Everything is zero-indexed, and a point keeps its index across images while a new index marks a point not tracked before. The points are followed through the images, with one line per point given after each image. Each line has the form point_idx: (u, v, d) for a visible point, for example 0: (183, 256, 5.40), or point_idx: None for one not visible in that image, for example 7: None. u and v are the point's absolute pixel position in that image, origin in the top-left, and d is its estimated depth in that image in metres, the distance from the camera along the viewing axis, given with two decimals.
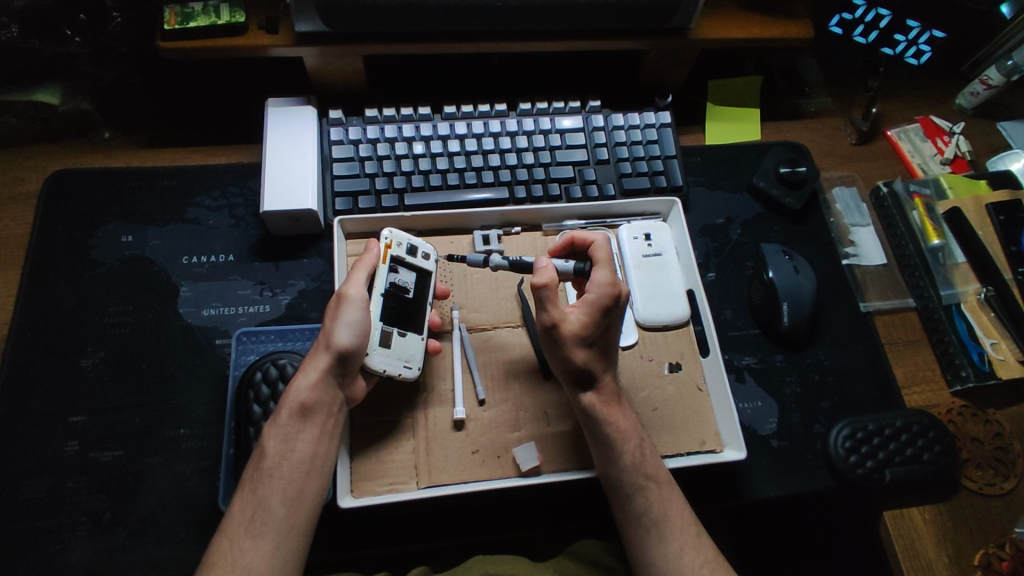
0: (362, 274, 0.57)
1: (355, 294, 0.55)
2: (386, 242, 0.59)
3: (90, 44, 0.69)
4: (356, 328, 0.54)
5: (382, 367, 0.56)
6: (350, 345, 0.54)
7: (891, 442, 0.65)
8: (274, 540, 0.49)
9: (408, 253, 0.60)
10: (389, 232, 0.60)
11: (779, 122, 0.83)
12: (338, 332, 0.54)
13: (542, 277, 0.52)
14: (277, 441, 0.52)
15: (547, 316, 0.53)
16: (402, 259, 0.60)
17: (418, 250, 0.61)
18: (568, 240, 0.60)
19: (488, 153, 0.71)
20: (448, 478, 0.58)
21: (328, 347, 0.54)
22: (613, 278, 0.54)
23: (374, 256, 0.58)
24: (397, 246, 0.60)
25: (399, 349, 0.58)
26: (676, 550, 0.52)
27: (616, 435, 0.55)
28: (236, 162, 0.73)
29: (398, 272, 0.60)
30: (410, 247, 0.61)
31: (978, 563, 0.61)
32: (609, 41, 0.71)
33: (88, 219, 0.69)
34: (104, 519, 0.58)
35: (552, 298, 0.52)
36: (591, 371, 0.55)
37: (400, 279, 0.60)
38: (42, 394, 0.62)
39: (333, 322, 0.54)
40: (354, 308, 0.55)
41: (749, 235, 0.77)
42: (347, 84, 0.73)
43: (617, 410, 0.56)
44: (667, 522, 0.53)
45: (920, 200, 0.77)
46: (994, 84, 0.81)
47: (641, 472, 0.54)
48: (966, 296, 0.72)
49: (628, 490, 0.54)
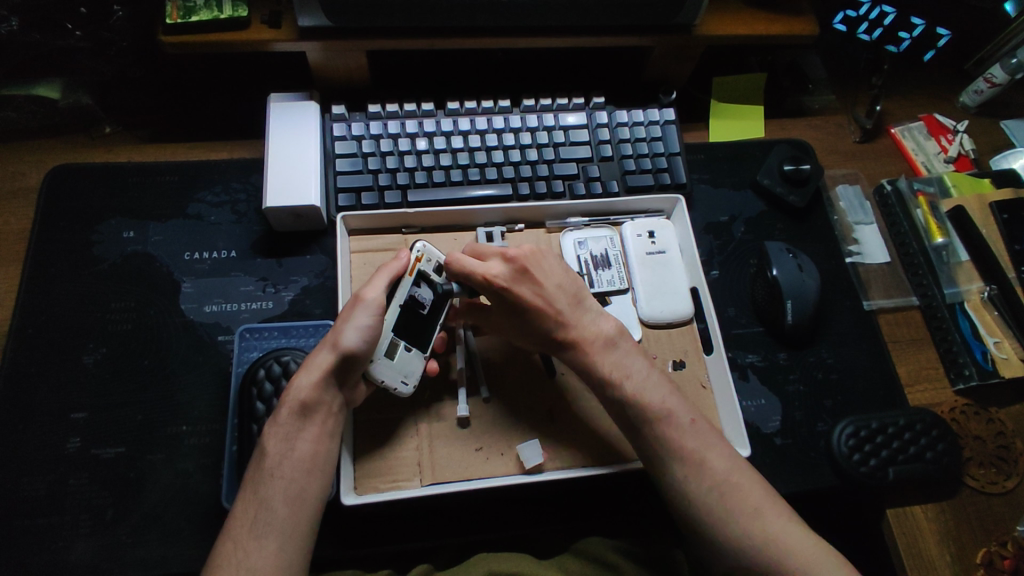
0: (384, 278, 0.56)
1: (372, 298, 0.55)
2: (417, 254, 0.58)
3: (91, 38, 0.69)
4: (365, 332, 0.54)
5: (381, 377, 0.56)
6: (357, 348, 0.54)
7: (894, 441, 0.65)
8: (279, 539, 0.49)
9: (434, 270, 0.59)
10: (422, 244, 0.59)
11: (783, 120, 0.83)
12: (346, 334, 0.54)
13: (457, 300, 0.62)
14: (277, 441, 0.52)
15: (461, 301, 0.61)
16: (427, 275, 0.59)
17: (445, 267, 0.60)
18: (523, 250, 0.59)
19: (491, 149, 0.71)
20: (451, 476, 0.58)
21: (333, 347, 0.54)
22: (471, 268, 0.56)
23: (402, 264, 0.57)
24: (426, 260, 0.59)
25: (401, 363, 0.57)
26: (681, 478, 0.53)
27: (605, 378, 0.57)
28: (238, 157, 0.73)
29: (419, 286, 0.59)
30: (438, 264, 0.60)
31: (981, 562, 0.61)
32: (614, 37, 0.70)
33: (90, 214, 0.69)
34: (105, 517, 0.58)
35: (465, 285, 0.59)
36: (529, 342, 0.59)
37: (420, 294, 0.59)
38: (43, 390, 0.62)
39: (343, 323, 0.54)
40: (366, 312, 0.54)
41: (752, 232, 0.76)
42: (350, 79, 0.73)
43: (606, 354, 0.58)
44: (668, 453, 0.54)
45: (924, 199, 0.77)
46: (998, 82, 0.81)
47: (639, 404, 0.56)
48: (969, 295, 0.72)
49: (631, 422, 0.56)
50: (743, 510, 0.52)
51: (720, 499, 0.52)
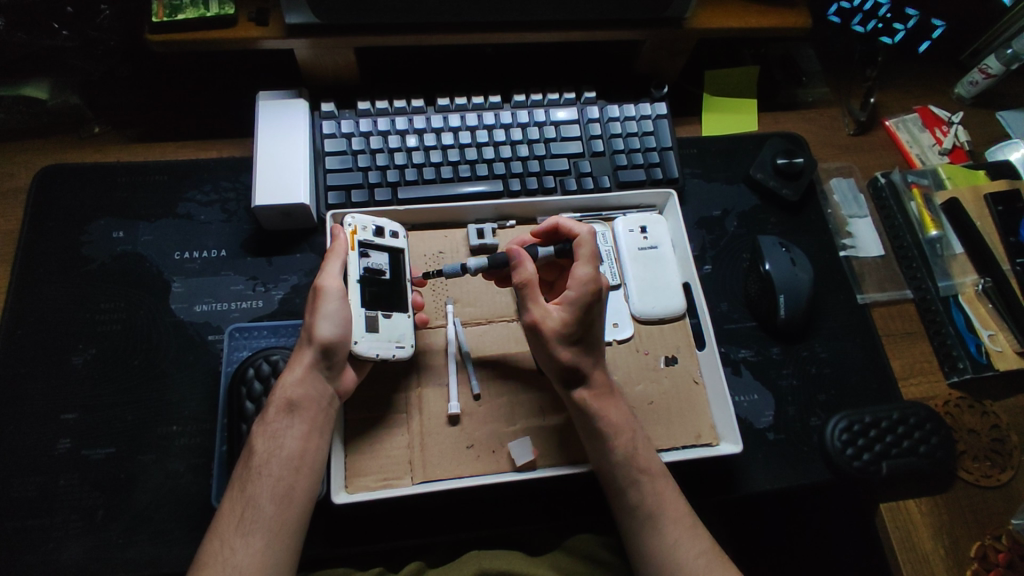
0: (336, 264, 0.57)
1: (331, 285, 0.55)
2: (350, 228, 0.59)
3: (79, 37, 0.69)
4: (337, 319, 0.55)
5: (373, 352, 0.56)
6: (333, 336, 0.55)
7: (888, 435, 0.65)
8: (265, 537, 0.49)
9: (375, 236, 0.61)
10: (351, 218, 0.60)
11: (776, 113, 0.82)
12: (319, 326, 0.54)
13: (522, 274, 0.55)
14: (265, 439, 0.53)
15: (529, 315, 0.55)
16: (371, 243, 0.60)
17: (385, 230, 0.62)
18: (554, 225, 0.61)
19: (482, 145, 0.70)
20: (442, 474, 0.58)
21: (310, 341, 0.55)
22: (595, 273, 0.55)
23: (344, 244, 0.58)
24: (362, 231, 0.60)
25: (388, 331, 0.58)
26: (672, 541, 0.52)
27: (610, 429, 0.55)
28: (228, 156, 0.73)
29: (370, 256, 0.60)
30: (376, 229, 0.61)
31: (974, 556, 0.61)
32: (605, 31, 0.70)
33: (79, 214, 0.69)
34: (96, 518, 0.58)
35: (532, 295, 0.55)
36: (578, 367, 0.55)
37: (374, 263, 0.60)
38: (33, 391, 0.61)
39: (313, 316, 0.55)
40: (332, 301, 0.55)
41: (746, 226, 0.76)
42: (339, 76, 0.73)
43: (611, 402, 0.56)
44: (662, 515, 0.53)
45: (918, 191, 0.77)
46: (994, 73, 0.80)
47: (635, 466, 0.54)
48: (963, 287, 0.72)
49: (622, 483, 0.54)
50: (693, 550, 0.52)
51: (675, 543, 0.52)
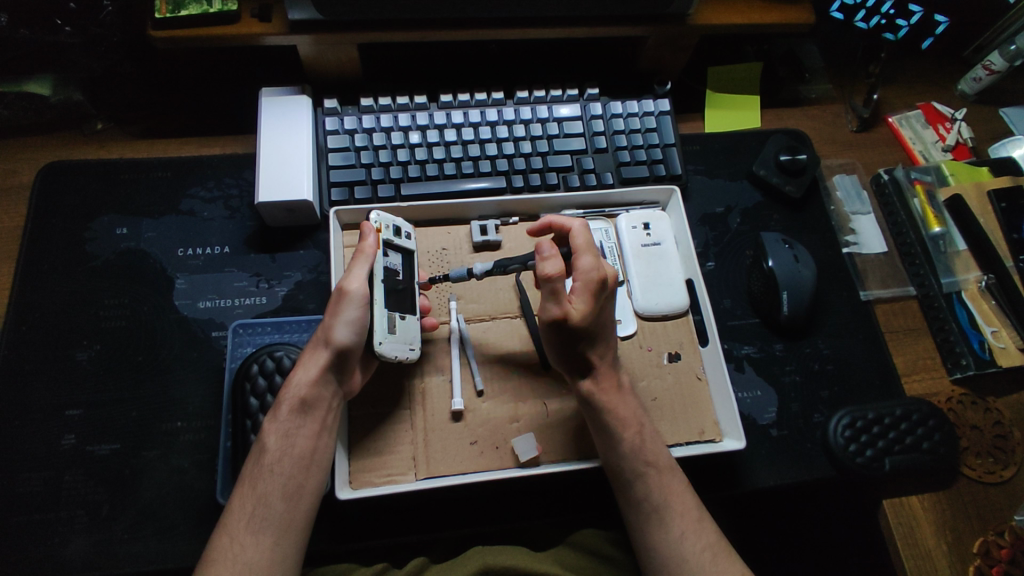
0: (362, 267, 0.56)
1: (357, 289, 0.54)
2: (377, 225, 0.59)
3: (81, 34, 0.68)
4: (355, 326, 0.54)
5: (393, 354, 0.56)
6: (350, 342, 0.54)
7: (890, 431, 0.65)
8: (273, 534, 0.49)
9: (395, 236, 0.60)
10: (377, 215, 0.59)
11: (779, 110, 0.82)
12: (337, 330, 0.54)
13: (549, 269, 0.52)
14: (277, 436, 0.53)
15: (556, 310, 0.53)
16: (391, 242, 0.60)
17: (402, 230, 0.61)
18: (546, 224, 0.62)
19: (485, 142, 0.70)
20: (446, 470, 0.58)
21: (327, 343, 0.54)
22: (597, 263, 0.55)
23: (372, 246, 0.57)
24: (385, 229, 0.59)
25: (403, 333, 0.58)
26: (679, 536, 0.53)
27: (617, 422, 0.55)
28: (231, 152, 0.73)
29: (388, 255, 0.60)
30: (396, 229, 0.61)
31: (978, 551, 0.61)
32: (608, 27, 0.70)
33: (83, 210, 0.69)
34: (102, 513, 0.58)
35: (558, 290, 0.52)
36: (585, 358, 0.56)
37: (392, 262, 0.60)
38: (38, 387, 0.62)
39: (333, 319, 0.54)
40: (354, 306, 0.54)
41: (749, 223, 0.76)
42: (342, 72, 0.72)
43: (620, 397, 0.56)
44: (669, 508, 0.53)
45: (920, 187, 0.76)
46: (997, 70, 0.80)
47: (642, 459, 0.55)
48: (966, 284, 0.72)
49: (630, 477, 0.54)
50: (697, 546, 0.53)
51: (681, 537, 0.53)
